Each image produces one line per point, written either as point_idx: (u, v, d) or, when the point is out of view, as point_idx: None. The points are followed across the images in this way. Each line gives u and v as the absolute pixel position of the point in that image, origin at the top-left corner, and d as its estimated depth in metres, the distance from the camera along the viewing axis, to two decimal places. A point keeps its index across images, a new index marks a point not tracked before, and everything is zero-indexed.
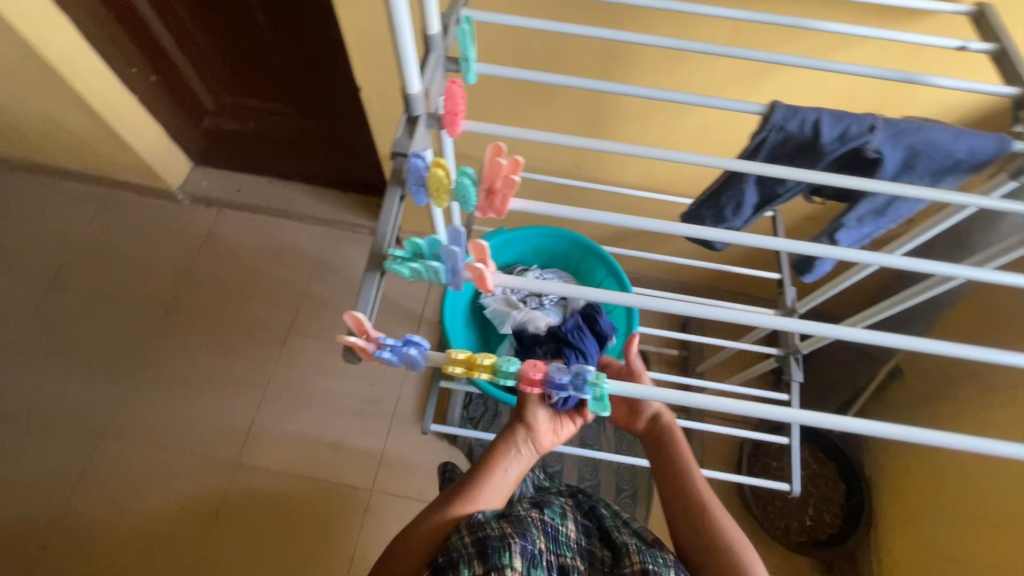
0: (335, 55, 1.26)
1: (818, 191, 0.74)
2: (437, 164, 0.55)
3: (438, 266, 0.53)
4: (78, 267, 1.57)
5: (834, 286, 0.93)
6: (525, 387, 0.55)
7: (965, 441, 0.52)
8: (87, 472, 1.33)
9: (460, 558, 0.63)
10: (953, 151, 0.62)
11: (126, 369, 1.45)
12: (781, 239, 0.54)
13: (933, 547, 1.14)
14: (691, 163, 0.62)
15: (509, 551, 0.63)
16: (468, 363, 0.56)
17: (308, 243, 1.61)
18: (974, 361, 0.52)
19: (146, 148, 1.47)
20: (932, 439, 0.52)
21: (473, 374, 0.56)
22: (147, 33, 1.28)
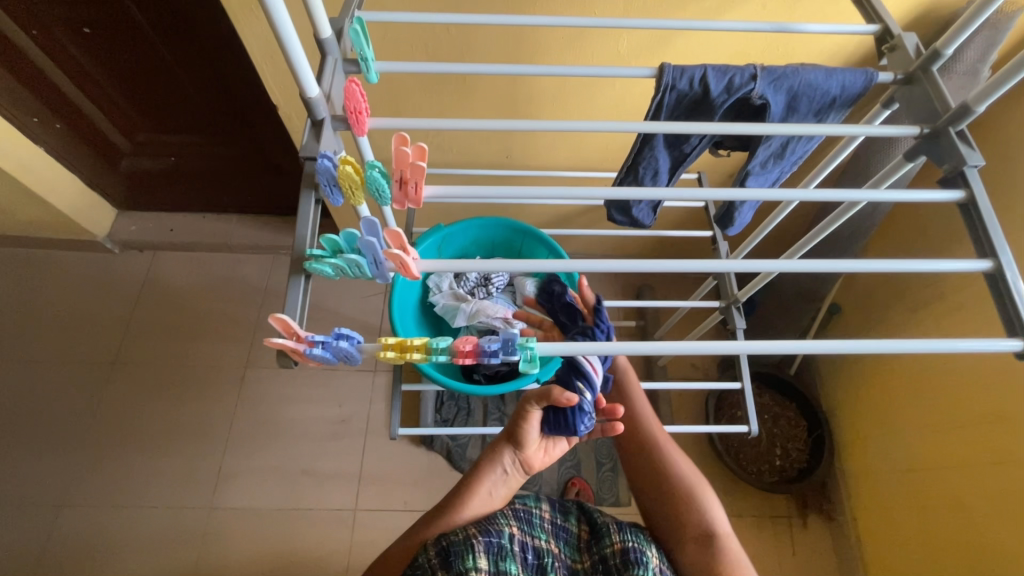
0: (243, 79, 1.22)
1: (721, 143, 0.69)
2: (346, 160, 0.46)
3: (358, 259, 0.44)
4: (10, 333, 1.50)
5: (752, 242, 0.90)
6: (459, 365, 0.45)
7: (895, 345, 0.55)
8: (55, 541, 1.29)
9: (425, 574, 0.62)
10: (829, 90, 0.60)
11: (80, 431, 1.41)
12: (694, 188, 0.52)
13: (894, 465, 1.22)
14: (597, 130, 0.58)
15: (474, 553, 0.63)
16: (401, 346, 0.44)
17: (252, 274, 1.60)
18: (891, 274, 0.54)
19: (63, 202, 1.41)
20: (860, 348, 0.55)
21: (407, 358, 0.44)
22: (43, 81, 1.22)
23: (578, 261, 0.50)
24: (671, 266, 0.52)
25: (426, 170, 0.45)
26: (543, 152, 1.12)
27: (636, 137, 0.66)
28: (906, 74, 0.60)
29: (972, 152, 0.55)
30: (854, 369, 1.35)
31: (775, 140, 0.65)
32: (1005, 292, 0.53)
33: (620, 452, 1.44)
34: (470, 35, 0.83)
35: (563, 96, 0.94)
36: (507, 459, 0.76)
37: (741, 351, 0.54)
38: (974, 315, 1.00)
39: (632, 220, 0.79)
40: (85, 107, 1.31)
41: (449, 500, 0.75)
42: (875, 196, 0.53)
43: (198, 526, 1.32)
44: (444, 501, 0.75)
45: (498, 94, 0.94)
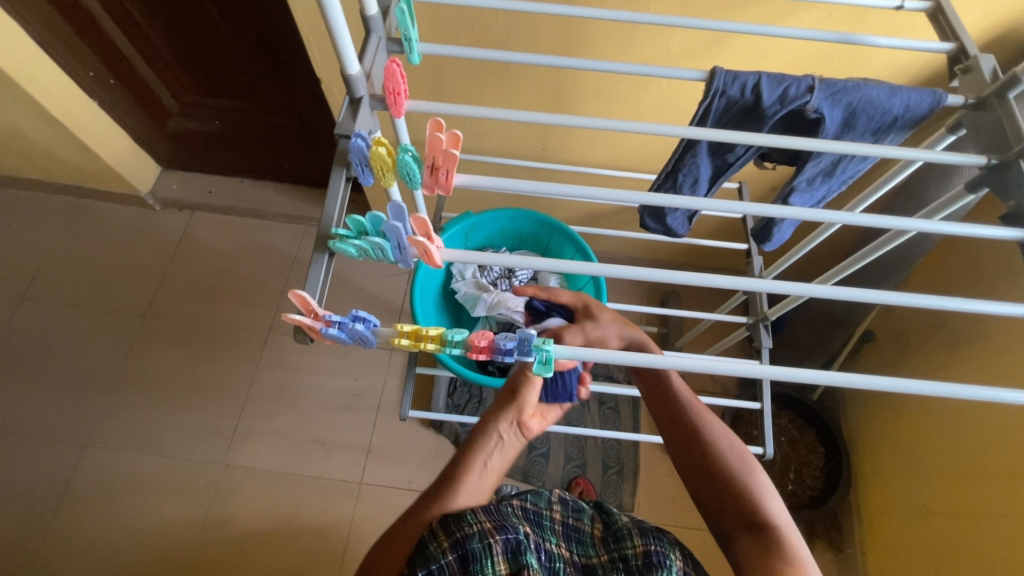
0: (290, 49, 1.23)
1: (768, 155, 0.66)
2: (379, 141, 0.45)
3: (381, 243, 0.43)
4: (53, 277, 1.57)
5: (784, 263, 0.88)
6: (472, 360, 0.44)
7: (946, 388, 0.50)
8: (78, 477, 1.36)
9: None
10: (890, 109, 0.56)
11: (108, 376, 1.47)
12: (735, 202, 0.49)
13: (912, 504, 1.17)
14: (638, 132, 0.55)
15: (492, 557, 0.62)
16: (416, 335, 0.43)
17: (283, 242, 1.63)
18: (943, 310, 0.51)
19: (111, 155, 1.46)
20: (905, 386, 0.51)
21: (420, 348, 0.43)
22: (100, 35, 1.25)
23: (604, 266, 0.48)
24: (702, 280, 0.49)
25: (457, 158, 0.44)
26: (581, 148, 1.10)
27: (678, 143, 0.64)
28: (978, 98, 0.56)
29: None
30: (879, 400, 1.30)
31: (826, 157, 0.62)
32: None
33: (628, 457, 1.43)
34: (519, 24, 0.82)
35: (608, 92, 0.92)
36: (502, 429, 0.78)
37: (767, 374, 0.51)
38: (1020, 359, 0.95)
39: (665, 228, 0.77)
40: (138, 65, 1.35)
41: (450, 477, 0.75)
42: (928, 227, 0.50)
43: (210, 481, 1.36)
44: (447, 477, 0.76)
45: (540, 85, 0.92)
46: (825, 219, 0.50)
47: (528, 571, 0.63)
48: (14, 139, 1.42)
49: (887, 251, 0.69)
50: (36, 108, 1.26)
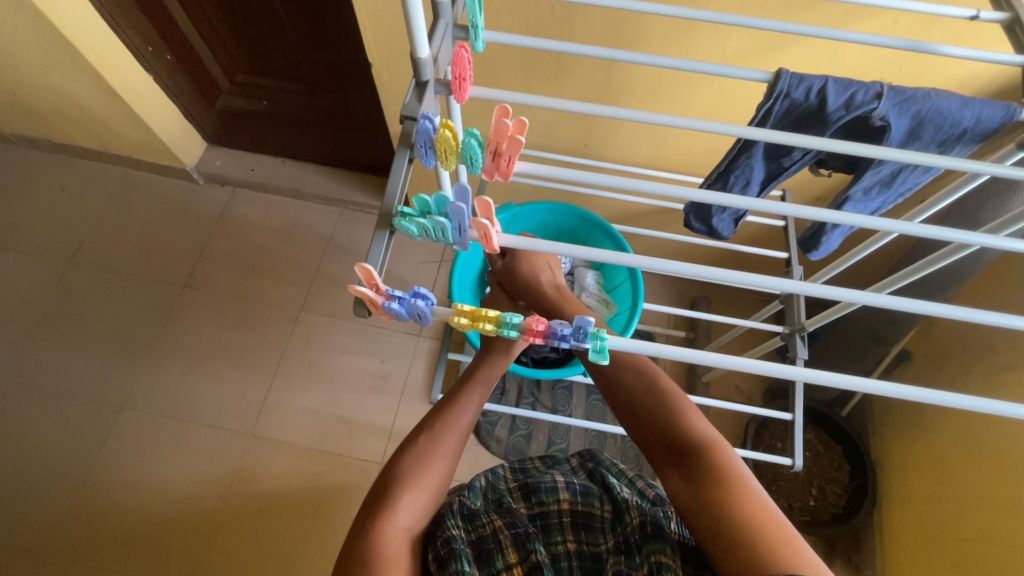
0: (341, 31, 1.24)
1: (824, 162, 0.65)
2: (446, 125, 0.46)
3: (444, 224, 0.44)
4: (99, 243, 1.63)
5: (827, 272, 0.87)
6: (526, 342, 0.45)
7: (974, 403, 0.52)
8: (112, 436, 1.41)
9: (460, 551, 0.65)
10: (960, 120, 0.55)
11: (146, 342, 1.52)
12: (798, 206, 0.49)
13: (938, 530, 1.14)
14: (699, 130, 0.55)
15: (501, 551, 0.70)
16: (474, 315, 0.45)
17: (319, 223, 1.66)
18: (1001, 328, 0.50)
19: (161, 128, 1.51)
20: (943, 399, 0.52)
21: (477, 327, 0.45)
22: (159, 6, 1.27)
23: (663, 262, 0.49)
24: (758, 282, 0.49)
25: (523, 145, 0.45)
26: (623, 146, 1.09)
27: (734, 143, 0.63)
28: None
29: None
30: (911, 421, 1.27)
31: (886, 167, 0.60)
32: None
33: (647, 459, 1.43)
34: (575, 15, 0.82)
35: (658, 90, 0.92)
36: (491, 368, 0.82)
37: (813, 379, 0.51)
38: None
39: (710, 229, 0.76)
40: (192, 39, 1.38)
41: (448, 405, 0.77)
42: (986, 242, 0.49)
43: (237, 450, 1.41)
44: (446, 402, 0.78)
45: (590, 79, 0.92)
46: (883, 229, 0.49)
47: (536, 554, 0.70)
48: (72, 107, 1.47)
49: (947, 262, 0.68)
50: (96, 78, 1.31)
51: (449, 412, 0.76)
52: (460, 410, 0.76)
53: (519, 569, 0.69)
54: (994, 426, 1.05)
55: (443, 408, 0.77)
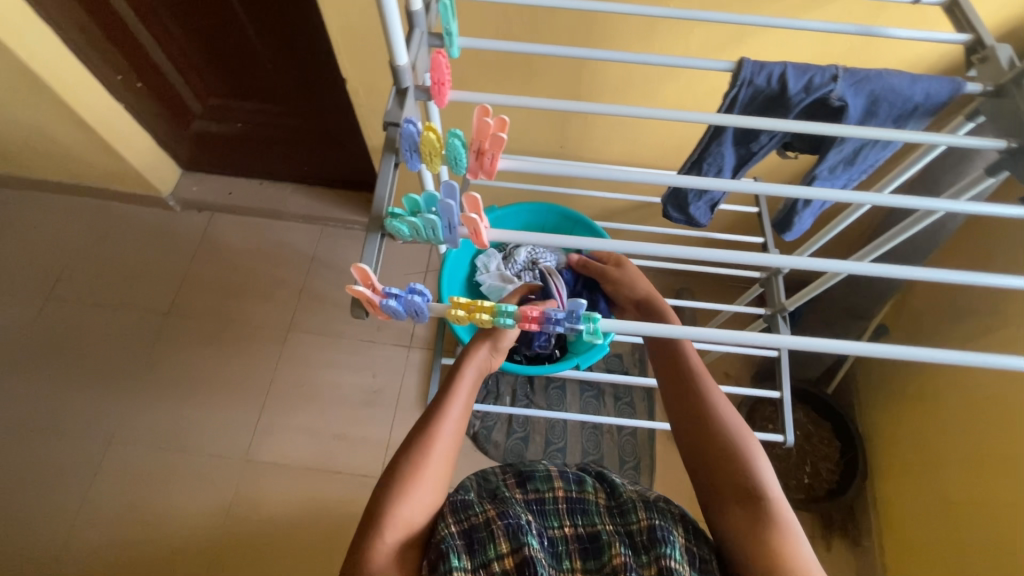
0: (313, 48, 1.26)
1: (790, 145, 0.68)
2: (429, 127, 0.48)
3: (436, 221, 0.45)
4: (75, 277, 1.60)
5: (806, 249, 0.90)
6: (523, 329, 0.46)
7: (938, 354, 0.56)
8: (101, 472, 1.38)
9: (448, 551, 0.65)
10: (912, 96, 0.58)
11: (131, 373, 1.49)
12: (766, 184, 0.52)
13: (929, 495, 1.18)
14: (671, 120, 0.58)
15: (493, 540, 0.67)
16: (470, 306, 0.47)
17: (302, 242, 1.66)
18: (961, 285, 0.54)
19: (135, 156, 1.49)
20: (908, 354, 0.56)
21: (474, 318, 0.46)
22: (126, 33, 1.27)
23: (648, 245, 0.51)
24: (740, 259, 0.52)
25: (506, 141, 0.47)
26: (599, 144, 1.12)
27: (704, 131, 0.66)
28: (995, 86, 0.58)
29: None
30: (894, 393, 1.31)
31: (848, 145, 0.64)
32: None
33: (644, 451, 1.44)
34: (544, 18, 0.84)
35: (628, 87, 0.95)
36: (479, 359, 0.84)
37: (798, 345, 0.54)
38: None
39: (688, 218, 0.79)
40: (162, 65, 1.38)
41: (435, 414, 0.75)
42: (953, 207, 0.52)
43: (233, 476, 1.39)
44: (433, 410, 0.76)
45: (562, 81, 0.95)
46: (851, 202, 0.53)
47: (527, 549, 0.66)
48: (41, 141, 1.45)
49: (919, 228, 0.73)
50: (65, 110, 1.30)
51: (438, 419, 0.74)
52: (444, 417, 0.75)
53: (511, 561, 0.66)
54: (973, 388, 1.10)
55: (429, 419, 0.75)
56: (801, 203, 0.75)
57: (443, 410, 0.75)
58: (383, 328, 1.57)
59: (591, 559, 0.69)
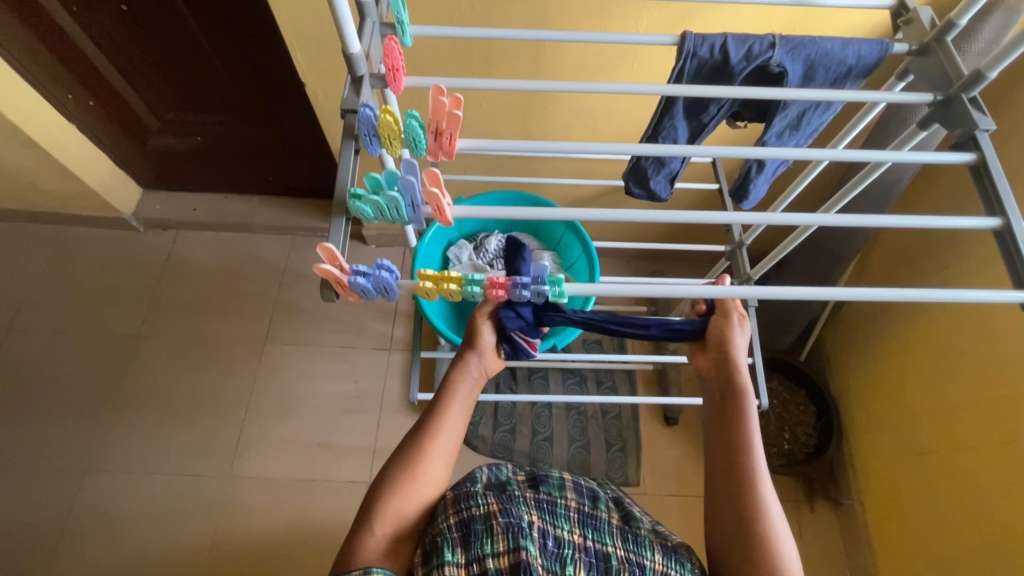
0: (272, 54, 1.25)
1: (739, 115, 0.71)
2: (386, 109, 0.49)
3: (398, 201, 0.46)
4: (37, 307, 1.55)
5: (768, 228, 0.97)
6: (492, 296, 0.48)
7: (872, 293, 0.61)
8: (78, 504, 1.34)
9: (445, 544, 0.67)
10: (845, 59, 0.61)
11: (103, 400, 1.45)
12: (709, 147, 0.56)
13: (903, 448, 1.23)
14: (626, 92, 0.61)
15: (491, 537, 0.67)
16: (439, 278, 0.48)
17: (273, 253, 1.65)
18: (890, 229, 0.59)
19: (92, 178, 1.46)
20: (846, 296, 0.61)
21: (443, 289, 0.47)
22: (74, 49, 1.24)
23: (606, 212, 0.55)
24: (687, 217, 0.57)
25: (461, 119, 0.48)
26: (559, 131, 1.14)
27: (657, 105, 0.68)
28: (920, 45, 0.62)
29: (983, 116, 0.56)
30: (864, 355, 1.37)
31: (792, 110, 0.67)
32: (1013, 248, 0.53)
33: (629, 433, 1.47)
34: (497, 7, 0.86)
35: (583, 73, 0.97)
36: (473, 365, 0.77)
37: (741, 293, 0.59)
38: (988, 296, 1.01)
39: (649, 193, 0.81)
40: (115, 82, 1.36)
41: (433, 416, 0.75)
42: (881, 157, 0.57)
43: (218, 495, 1.36)
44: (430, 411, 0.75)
45: (520, 70, 0.97)
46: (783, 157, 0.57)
47: (524, 552, 0.66)
48: None
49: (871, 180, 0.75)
50: (16, 134, 1.26)
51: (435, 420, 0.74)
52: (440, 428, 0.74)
53: (507, 560, 0.66)
54: (937, 341, 1.16)
55: (426, 420, 0.75)
56: (754, 170, 0.77)
57: (439, 415, 0.75)
58: (361, 334, 1.56)
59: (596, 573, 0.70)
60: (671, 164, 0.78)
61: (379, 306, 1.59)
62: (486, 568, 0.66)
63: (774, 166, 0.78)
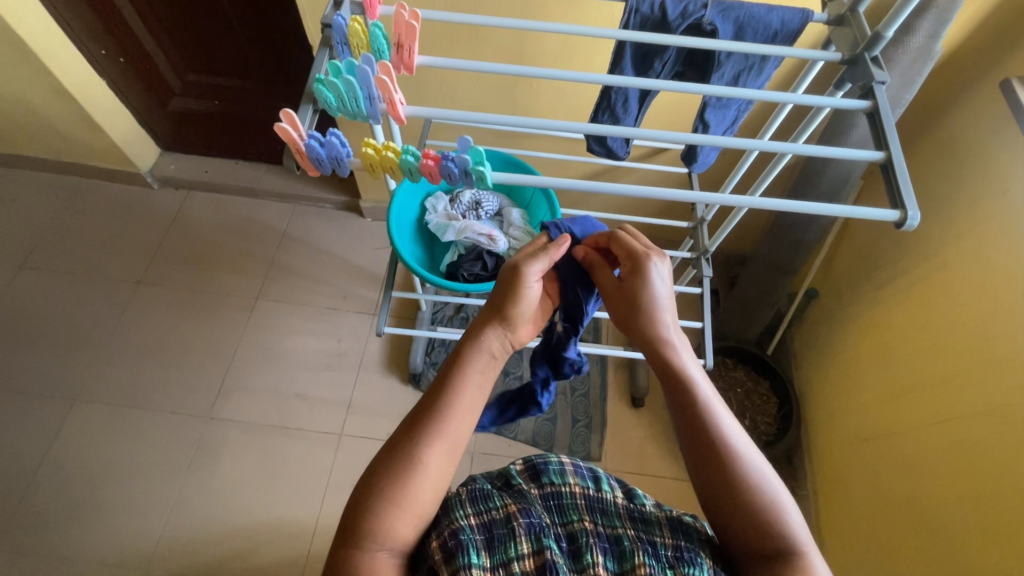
0: (289, 25, 1.38)
1: (682, 77, 0.80)
2: (355, 18, 0.59)
3: (355, 89, 0.55)
4: (49, 248, 1.65)
5: (744, 166, 0.98)
6: (424, 164, 0.54)
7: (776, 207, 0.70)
8: (63, 430, 1.41)
9: (468, 544, 0.61)
10: (770, 23, 0.70)
11: (98, 337, 1.54)
12: (637, 82, 0.68)
13: (857, 436, 1.27)
14: (580, 34, 0.71)
15: (515, 538, 0.62)
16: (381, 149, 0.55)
17: (274, 218, 1.75)
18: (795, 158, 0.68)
19: (114, 130, 1.58)
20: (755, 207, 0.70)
21: (383, 156, 0.55)
22: (112, 7, 1.39)
23: (561, 125, 0.69)
24: (621, 134, 0.67)
25: (416, 28, 0.57)
26: (543, 115, 1.22)
27: (608, 56, 0.76)
28: (837, 16, 0.70)
29: (880, 72, 0.64)
30: (826, 349, 1.41)
31: (728, 70, 0.75)
32: (892, 178, 0.61)
33: (596, 411, 1.52)
34: None
35: (562, 53, 1.06)
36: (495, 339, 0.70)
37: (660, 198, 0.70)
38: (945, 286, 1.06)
39: (607, 151, 0.89)
40: (146, 44, 1.50)
41: (433, 415, 0.65)
42: (779, 97, 0.66)
43: (196, 433, 1.43)
44: (428, 411, 0.65)
45: (502, 45, 1.06)
46: (704, 93, 0.67)
47: (550, 553, 0.61)
48: (23, 113, 1.54)
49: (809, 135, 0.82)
50: (50, 79, 1.39)
51: (436, 423, 0.64)
52: (440, 425, 0.64)
53: (531, 562, 0.61)
54: (888, 331, 1.21)
55: (426, 416, 0.65)
56: (700, 131, 0.84)
57: (440, 411, 0.65)
58: (348, 297, 1.63)
59: (611, 559, 0.63)
60: (624, 123, 0.85)
61: (368, 274, 1.67)
62: (514, 571, 0.60)
63: (720, 130, 0.85)
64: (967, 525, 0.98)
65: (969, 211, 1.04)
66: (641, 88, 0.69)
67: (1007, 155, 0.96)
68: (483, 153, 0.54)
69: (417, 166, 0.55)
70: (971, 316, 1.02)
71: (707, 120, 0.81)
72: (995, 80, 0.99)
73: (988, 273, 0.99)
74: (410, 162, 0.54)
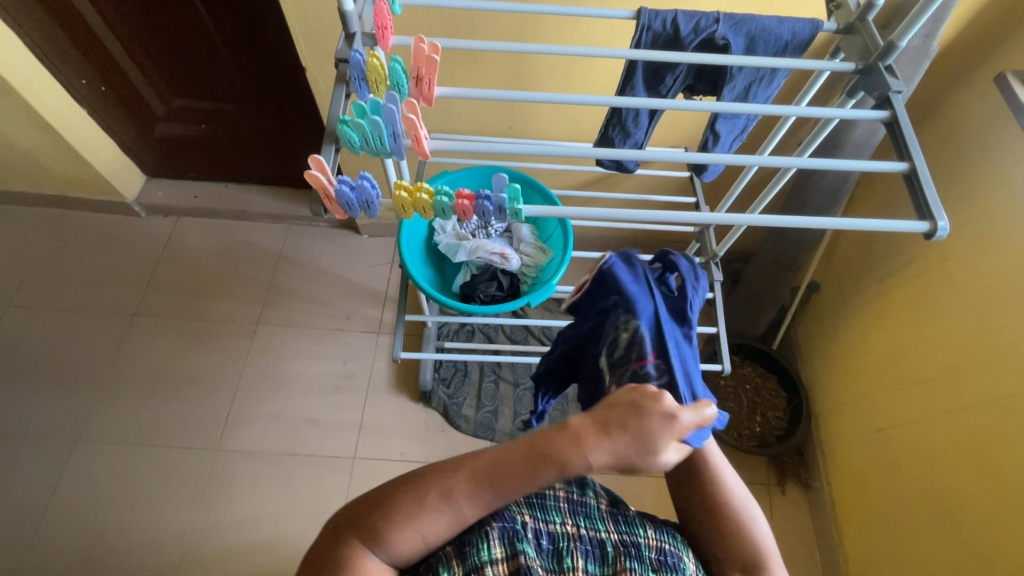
0: (277, 46, 1.35)
1: (692, 90, 0.80)
2: (373, 55, 0.57)
3: (381, 131, 0.54)
4: (37, 284, 1.60)
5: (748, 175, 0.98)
6: (458, 206, 0.56)
7: (800, 218, 0.70)
8: (66, 472, 1.37)
9: (438, 560, 0.60)
10: (781, 35, 0.70)
11: (96, 374, 1.49)
12: (656, 102, 0.67)
13: (867, 425, 1.29)
14: (591, 55, 0.70)
15: (488, 542, 0.60)
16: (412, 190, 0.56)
17: (268, 240, 1.71)
18: (818, 170, 0.68)
19: (98, 160, 1.53)
20: (780, 220, 0.70)
21: (416, 198, 0.56)
22: (90, 34, 1.34)
23: (582, 148, 0.68)
24: (645, 156, 0.66)
25: (437, 62, 0.56)
26: (543, 126, 1.21)
27: (620, 73, 0.75)
28: (847, 24, 0.71)
29: (896, 81, 0.65)
30: (832, 342, 1.43)
31: (739, 83, 0.75)
32: (916, 187, 0.62)
33: None
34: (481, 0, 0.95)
35: (561, 68, 1.04)
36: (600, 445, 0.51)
37: (686, 217, 0.69)
38: (954, 272, 1.08)
39: (617, 164, 0.89)
40: (128, 71, 1.45)
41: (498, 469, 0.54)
42: (797, 111, 0.66)
43: (205, 466, 1.39)
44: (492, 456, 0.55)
45: (502, 65, 1.05)
46: (724, 110, 0.67)
47: (524, 557, 0.60)
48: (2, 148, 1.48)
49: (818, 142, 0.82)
50: (30, 113, 1.35)
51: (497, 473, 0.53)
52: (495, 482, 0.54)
53: (506, 566, 0.59)
54: (893, 322, 1.23)
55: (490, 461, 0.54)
56: (710, 142, 0.84)
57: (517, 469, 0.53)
58: (351, 318, 1.61)
59: (593, 562, 0.64)
60: (635, 137, 0.84)
61: (368, 292, 1.65)
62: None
63: (728, 140, 0.85)
64: (985, 510, 0.99)
65: (970, 202, 1.05)
66: (657, 107, 0.68)
67: (1005, 147, 0.98)
68: (516, 191, 0.56)
69: (450, 206, 0.56)
70: (976, 304, 1.04)
71: (718, 130, 0.80)
72: (990, 74, 1.01)
73: (991, 261, 1.01)
74: (443, 203, 0.56)
